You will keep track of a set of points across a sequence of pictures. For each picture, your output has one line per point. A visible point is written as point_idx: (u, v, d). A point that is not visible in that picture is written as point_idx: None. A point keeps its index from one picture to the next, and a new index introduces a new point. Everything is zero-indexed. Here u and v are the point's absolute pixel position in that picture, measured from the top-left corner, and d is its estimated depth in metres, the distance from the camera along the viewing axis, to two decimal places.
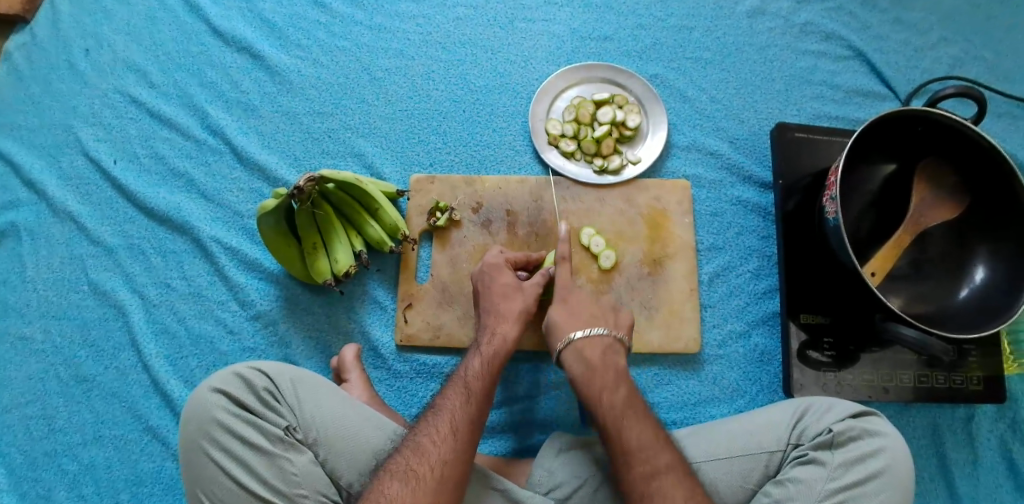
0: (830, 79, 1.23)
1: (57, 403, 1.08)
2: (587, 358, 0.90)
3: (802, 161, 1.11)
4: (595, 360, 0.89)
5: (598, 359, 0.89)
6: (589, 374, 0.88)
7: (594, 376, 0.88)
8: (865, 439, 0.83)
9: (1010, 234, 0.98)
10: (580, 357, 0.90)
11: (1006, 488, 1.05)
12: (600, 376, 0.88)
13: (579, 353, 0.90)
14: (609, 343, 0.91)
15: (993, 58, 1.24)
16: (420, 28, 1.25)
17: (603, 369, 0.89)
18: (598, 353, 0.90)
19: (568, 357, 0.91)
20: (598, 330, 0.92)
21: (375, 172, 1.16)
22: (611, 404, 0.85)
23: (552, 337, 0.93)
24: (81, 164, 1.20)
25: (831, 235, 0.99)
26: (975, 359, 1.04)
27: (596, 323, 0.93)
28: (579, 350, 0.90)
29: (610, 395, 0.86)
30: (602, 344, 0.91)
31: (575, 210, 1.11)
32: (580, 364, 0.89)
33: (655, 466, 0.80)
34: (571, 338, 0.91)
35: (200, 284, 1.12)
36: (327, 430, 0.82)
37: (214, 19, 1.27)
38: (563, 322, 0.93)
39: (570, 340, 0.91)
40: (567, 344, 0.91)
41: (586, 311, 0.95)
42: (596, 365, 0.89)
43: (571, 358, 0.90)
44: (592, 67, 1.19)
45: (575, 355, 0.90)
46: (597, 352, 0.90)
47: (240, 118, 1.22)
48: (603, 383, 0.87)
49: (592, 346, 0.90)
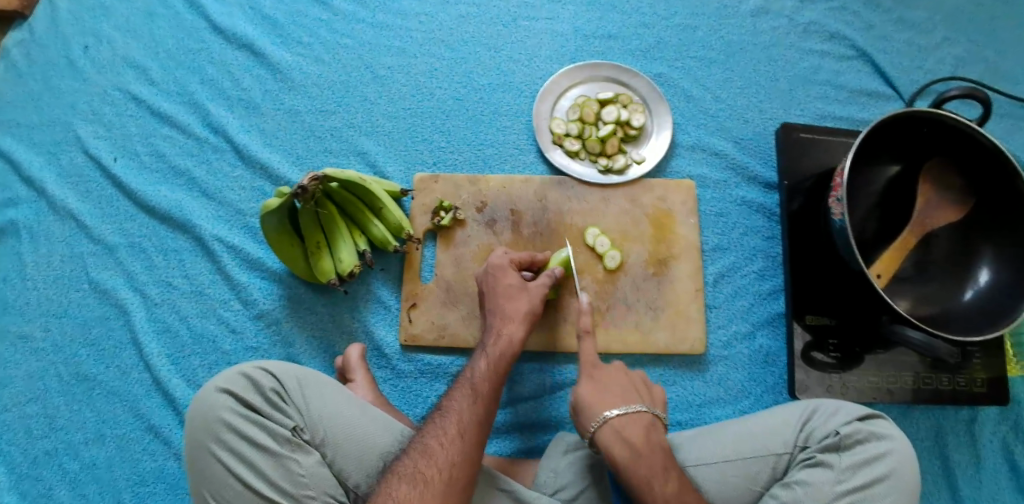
0: (834, 79, 1.23)
1: (58, 402, 1.07)
2: (629, 440, 0.81)
3: (807, 162, 1.11)
4: (637, 442, 0.81)
5: (641, 439, 0.81)
6: (634, 458, 0.80)
7: (639, 461, 0.80)
8: (873, 441, 0.83)
9: (1015, 235, 0.98)
10: (622, 440, 0.81)
11: (1009, 488, 1.05)
12: (646, 461, 0.80)
13: (618, 433, 0.81)
14: (649, 422, 0.83)
15: (997, 59, 1.24)
16: (423, 25, 1.25)
17: (649, 452, 0.81)
18: (640, 433, 0.82)
19: (606, 440, 0.81)
20: (636, 407, 0.83)
21: (379, 171, 1.16)
22: (664, 495, 0.78)
23: (584, 416, 0.84)
24: (81, 162, 1.19)
25: (837, 236, 0.99)
26: (979, 361, 1.04)
27: (631, 398, 0.85)
28: (619, 432, 0.81)
29: (659, 486, 0.79)
30: (643, 424, 0.83)
31: (580, 210, 1.11)
32: (621, 446, 0.81)
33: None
34: (608, 418, 0.82)
35: (202, 283, 1.12)
36: (334, 430, 0.81)
37: (216, 16, 1.26)
38: (596, 401, 0.84)
39: (605, 419, 0.82)
40: (604, 424, 0.82)
41: (620, 386, 0.86)
42: (641, 450, 0.80)
43: (609, 440, 0.81)
44: (596, 66, 1.19)
45: (614, 436, 0.81)
46: (638, 432, 0.82)
47: (242, 116, 1.21)
48: (650, 471, 0.79)
49: (632, 425, 0.82)
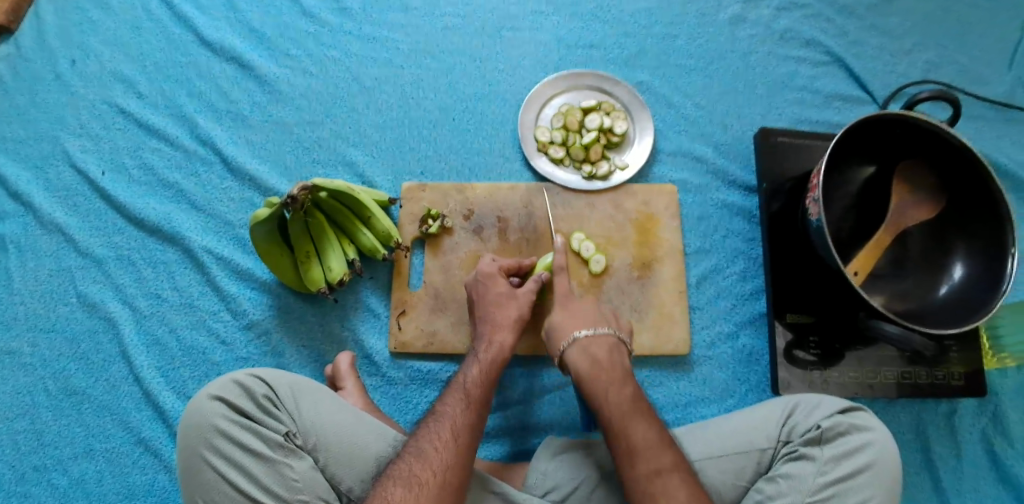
0: (810, 85, 1.27)
1: (46, 417, 1.07)
2: (593, 355, 0.92)
3: (786, 165, 1.14)
4: (601, 357, 0.92)
5: (604, 356, 0.92)
6: (595, 369, 0.90)
7: (599, 371, 0.90)
8: (853, 434, 0.85)
9: (984, 232, 1.02)
10: (586, 354, 0.92)
11: (989, 479, 1.08)
12: (606, 372, 0.90)
13: (584, 349, 0.92)
14: (613, 343, 0.94)
15: (967, 63, 1.29)
16: (409, 37, 1.27)
17: (610, 366, 0.91)
18: (604, 352, 0.93)
19: (574, 354, 0.93)
20: (601, 330, 0.95)
21: (367, 180, 1.17)
22: (619, 401, 0.87)
23: (554, 338, 0.96)
24: (68, 176, 1.20)
25: (815, 236, 1.02)
26: (956, 354, 1.07)
27: (600, 324, 0.96)
28: (584, 347, 0.93)
29: (616, 394, 0.88)
30: (607, 343, 0.94)
31: (565, 215, 1.13)
32: (585, 360, 0.91)
33: (659, 465, 0.80)
34: (575, 337, 0.94)
35: (191, 294, 1.12)
36: (326, 435, 0.82)
37: (203, 29, 1.27)
38: (566, 324, 0.96)
39: (574, 337, 0.94)
40: (572, 343, 0.93)
41: (590, 316, 0.97)
42: (604, 364, 0.91)
43: (576, 354, 0.92)
44: (579, 75, 1.21)
45: (581, 353, 0.92)
46: (603, 351, 0.92)
47: (230, 128, 1.22)
48: (609, 379, 0.89)
49: (598, 346, 0.93)
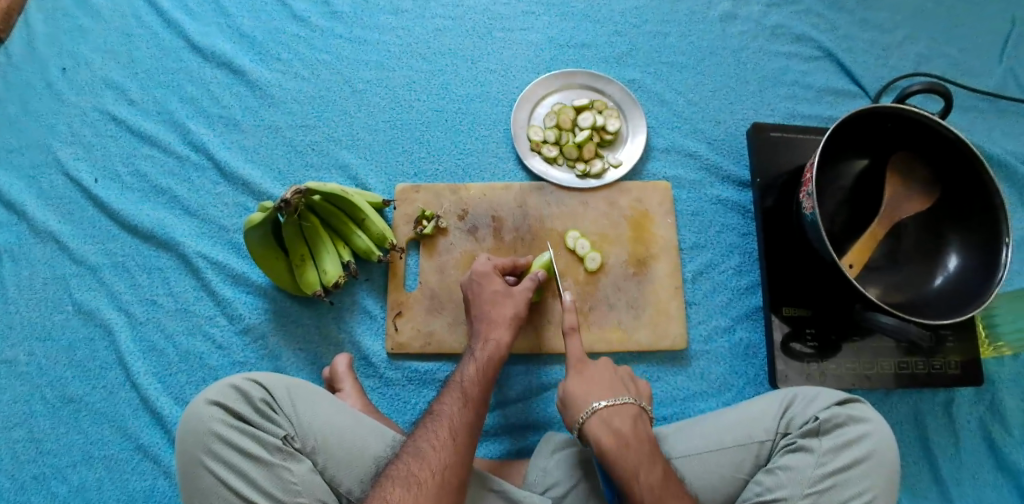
0: (802, 79, 1.27)
1: (44, 426, 1.07)
2: (616, 429, 0.83)
3: (779, 159, 1.14)
4: (626, 432, 0.83)
5: (628, 428, 0.83)
6: (621, 446, 0.81)
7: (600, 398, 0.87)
8: (851, 425, 0.85)
9: (979, 222, 1.02)
10: (609, 428, 0.83)
11: (988, 467, 1.08)
12: (633, 448, 0.81)
13: (607, 424, 0.83)
14: (635, 412, 0.85)
15: (957, 54, 1.29)
16: (400, 39, 1.27)
17: (637, 443, 0.82)
18: (627, 424, 0.84)
19: (594, 427, 0.84)
20: (622, 398, 0.86)
21: (360, 183, 1.17)
22: (649, 483, 0.78)
23: (573, 408, 0.87)
24: (62, 184, 1.20)
25: (809, 230, 1.02)
26: (953, 344, 1.07)
27: (619, 392, 0.88)
28: (606, 420, 0.84)
29: (644, 475, 0.79)
30: (630, 413, 0.85)
31: (559, 214, 1.13)
32: (609, 436, 0.82)
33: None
34: (596, 408, 0.85)
35: (187, 300, 1.12)
36: (325, 438, 0.82)
37: (194, 35, 1.27)
38: (584, 392, 0.88)
39: (593, 409, 0.85)
40: (592, 414, 0.85)
41: (607, 381, 0.90)
42: (630, 439, 0.82)
43: (597, 429, 0.83)
44: (571, 74, 1.22)
45: (602, 426, 0.83)
46: (627, 423, 0.84)
47: (222, 133, 1.22)
48: (637, 459, 0.80)
49: (620, 417, 0.84)
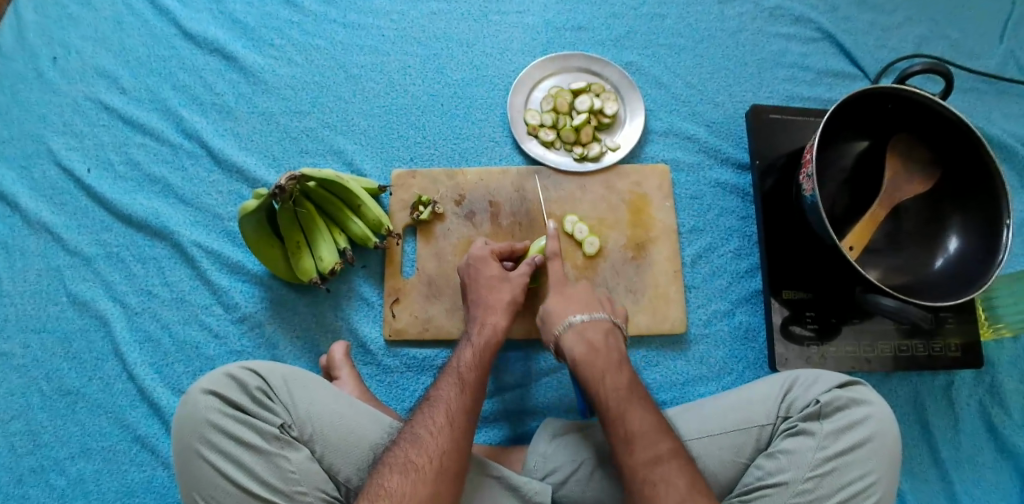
0: (801, 61, 1.25)
1: (41, 418, 1.06)
2: (589, 339, 0.92)
3: (778, 141, 1.13)
4: (597, 342, 0.91)
5: (600, 340, 0.92)
6: (592, 355, 0.90)
7: (596, 356, 0.90)
8: (853, 408, 0.85)
9: (979, 203, 1.01)
10: (583, 339, 0.92)
11: (988, 449, 1.08)
12: (603, 356, 0.90)
13: (581, 335, 0.92)
14: (609, 328, 0.94)
15: (958, 35, 1.28)
16: (394, 23, 1.25)
17: (606, 350, 0.91)
18: (599, 336, 0.93)
19: (569, 338, 0.93)
20: (597, 315, 0.95)
21: (356, 169, 1.16)
22: (615, 386, 0.86)
23: (551, 323, 0.96)
24: (54, 175, 1.18)
25: (810, 212, 1.01)
26: (953, 326, 1.07)
27: (596, 310, 0.96)
28: (581, 331, 0.93)
29: (612, 376, 0.87)
30: (602, 328, 0.94)
31: (557, 198, 1.12)
32: (582, 346, 0.91)
33: (658, 452, 0.79)
34: (571, 321, 0.94)
35: (183, 290, 1.11)
36: (322, 426, 0.81)
37: (185, 21, 1.25)
38: (562, 309, 0.96)
39: (570, 322, 0.94)
40: (568, 327, 0.93)
41: (585, 301, 0.97)
42: (600, 348, 0.91)
43: (572, 340, 0.92)
44: (567, 56, 1.20)
45: (577, 337, 0.92)
46: (599, 336, 0.92)
47: (216, 120, 1.20)
48: (603, 364, 0.89)
49: (594, 331, 0.93)
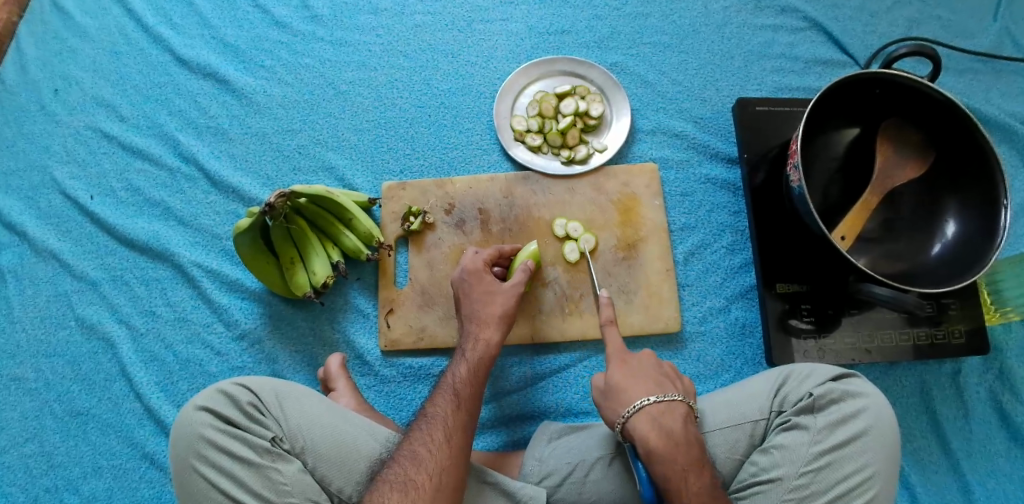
0: (788, 51, 1.24)
1: (54, 439, 1.09)
2: (666, 429, 0.81)
3: (765, 135, 1.12)
4: (676, 433, 0.80)
5: (679, 432, 0.81)
6: (672, 449, 0.79)
7: (675, 454, 0.79)
8: (848, 400, 0.84)
9: (977, 187, 0.99)
10: (657, 426, 0.81)
11: (1000, 438, 1.05)
12: (684, 452, 0.79)
13: (654, 421, 0.81)
14: (684, 413, 0.83)
15: (949, 16, 1.26)
16: (381, 38, 1.27)
17: (686, 445, 0.80)
18: (699, 478, 0.77)
19: (640, 424, 0.81)
20: (672, 397, 0.83)
21: (347, 184, 1.18)
22: (698, 489, 0.77)
23: (615, 402, 0.85)
24: (59, 203, 1.22)
25: (799, 204, 1.00)
26: (956, 312, 1.05)
27: (669, 390, 0.85)
28: (655, 419, 0.81)
29: (693, 478, 0.77)
30: (678, 412, 0.83)
31: (547, 202, 1.13)
32: (658, 436, 0.80)
33: None
34: (641, 405, 0.82)
35: (184, 309, 1.14)
36: (313, 438, 0.83)
37: (178, 48, 1.28)
38: (627, 387, 0.85)
39: (639, 407, 0.82)
40: (637, 411, 0.82)
41: (652, 377, 0.87)
42: (680, 441, 0.80)
43: (644, 426, 0.81)
44: (551, 61, 1.20)
45: (650, 424, 0.81)
46: (677, 423, 0.81)
47: (211, 142, 1.23)
48: (685, 463, 0.78)
49: (670, 417, 0.82)
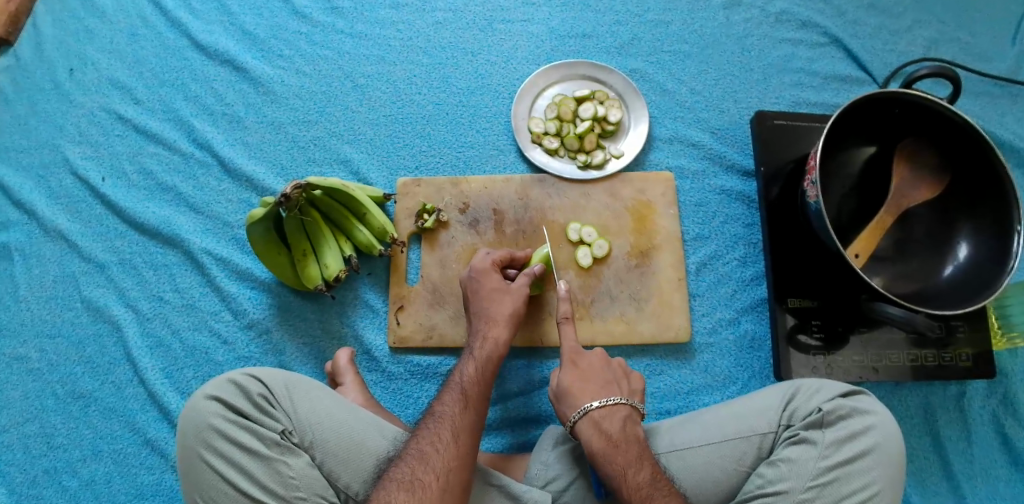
0: (808, 66, 1.25)
1: (54, 420, 1.09)
2: (607, 431, 0.84)
3: (784, 148, 1.12)
4: (615, 434, 0.84)
5: (619, 431, 0.85)
6: (611, 449, 0.82)
7: (615, 451, 0.82)
8: (857, 417, 0.84)
9: (990, 211, 0.99)
10: (599, 429, 0.84)
11: (1001, 462, 1.06)
12: (622, 451, 0.82)
13: (597, 425, 0.85)
14: (627, 414, 0.87)
15: (969, 38, 1.26)
16: (401, 33, 1.27)
17: (625, 444, 0.83)
18: (639, 471, 0.80)
19: (585, 428, 0.85)
20: (615, 399, 0.87)
21: (362, 178, 1.17)
22: (638, 482, 0.79)
23: (565, 404, 0.89)
24: (70, 183, 1.21)
25: (814, 219, 1.00)
26: (964, 335, 1.05)
27: (612, 393, 0.89)
28: (597, 422, 0.85)
29: (633, 474, 0.80)
30: (621, 415, 0.86)
31: (561, 206, 1.12)
32: (600, 438, 0.84)
33: None
34: (586, 409, 0.86)
35: (192, 296, 1.13)
36: (322, 432, 0.82)
37: (197, 33, 1.28)
38: (576, 390, 0.89)
39: (586, 410, 0.86)
40: (583, 414, 0.86)
41: (600, 380, 0.90)
42: (619, 441, 0.83)
43: (588, 430, 0.85)
44: (571, 64, 1.20)
45: (593, 426, 0.85)
46: (616, 424, 0.85)
47: (226, 130, 1.23)
48: (625, 460, 0.81)
49: (611, 418, 0.86)
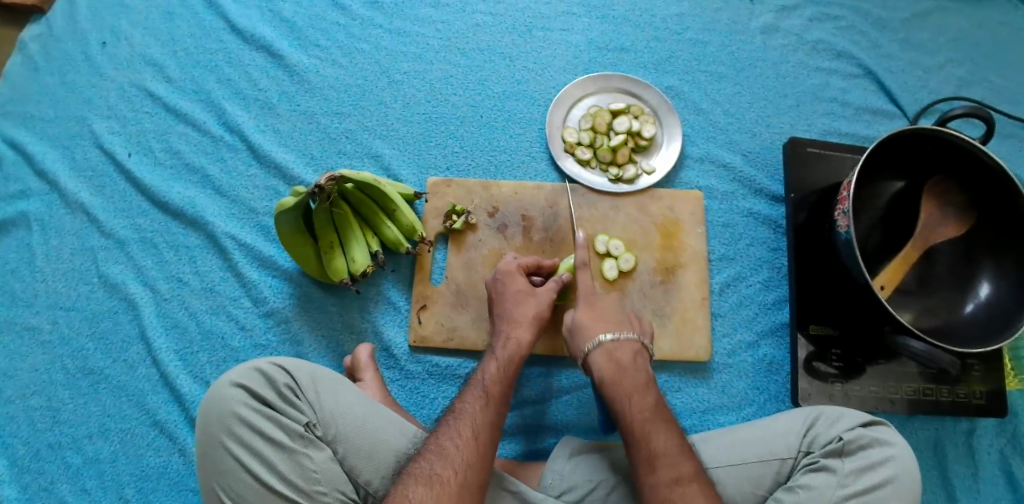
0: (841, 96, 1.25)
1: (63, 394, 1.07)
2: (617, 360, 0.90)
3: (814, 176, 1.13)
4: (625, 363, 0.89)
5: (629, 362, 0.89)
6: (620, 374, 0.88)
7: (623, 378, 0.88)
8: (876, 448, 0.85)
9: (1014, 253, 1.00)
10: (611, 359, 0.90)
11: (1008, 501, 1.06)
12: (630, 377, 0.88)
13: (609, 354, 0.90)
14: (638, 349, 0.92)
15: (999, 80, 1.27)
16: (440, 33, 1.27)
17: (632, 372, 0.89)
18: (643, 397, 0.86)
19: (597, 356, 0.90)
20: (626, 334, 0.92)
21: (392, 174, 1.17)
22: (642, 406, 0.84)
23: (580, 337, 0.93)
24: (95, 157, 1.20)
25: (842, 249, 1.01)
26: (979, 373, 1.06)
27: (625, 328, 0.93)
28: (610, 352, 0.90)
29: (638, 399, 0.85)
30: (632, 348, 0.91)
31: (589, 216, 1.13)
32: (610, 364, 0.89)
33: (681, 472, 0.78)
34: (601, 340, 0.91)
35: (213, 280, 1.12)
36: (346, 427, 0.82)
37: (235, 17, 1.28)
38: (590, 324, 0.93)
39: (599, 341, 0.91)
40: (597, 345, 0.91)
41: (614, 318, 0.95)
42: (628, 368, 0.89)
43: (600, 359, 0.90)
44: (608, 77, 1.21)
45: (605, 356, 0.90)
46: (627, 356, 0.90)
47: (257, 115, 1.22)
48: (632, 385, 0.87)
49: (622, 350, 0.90)
